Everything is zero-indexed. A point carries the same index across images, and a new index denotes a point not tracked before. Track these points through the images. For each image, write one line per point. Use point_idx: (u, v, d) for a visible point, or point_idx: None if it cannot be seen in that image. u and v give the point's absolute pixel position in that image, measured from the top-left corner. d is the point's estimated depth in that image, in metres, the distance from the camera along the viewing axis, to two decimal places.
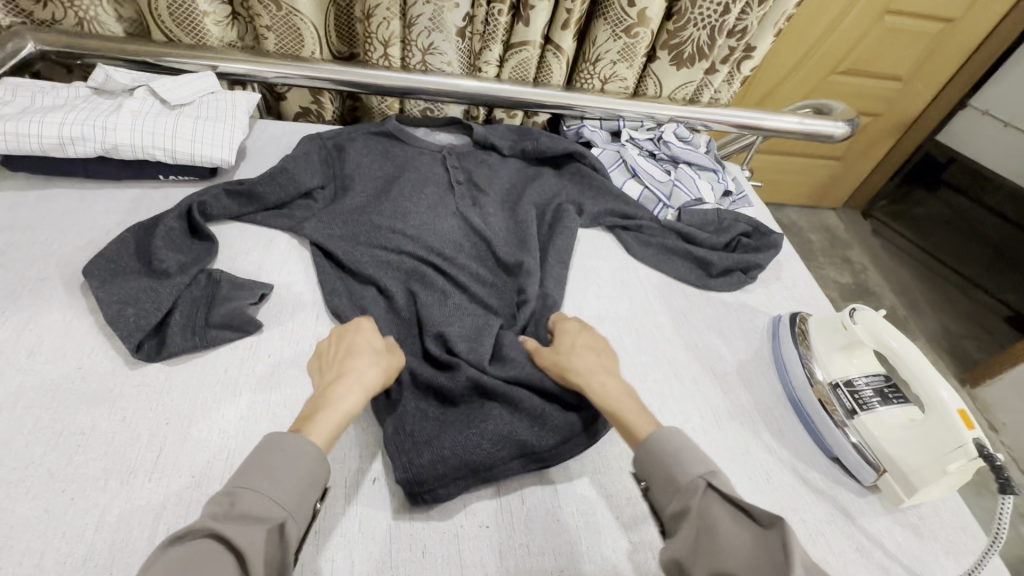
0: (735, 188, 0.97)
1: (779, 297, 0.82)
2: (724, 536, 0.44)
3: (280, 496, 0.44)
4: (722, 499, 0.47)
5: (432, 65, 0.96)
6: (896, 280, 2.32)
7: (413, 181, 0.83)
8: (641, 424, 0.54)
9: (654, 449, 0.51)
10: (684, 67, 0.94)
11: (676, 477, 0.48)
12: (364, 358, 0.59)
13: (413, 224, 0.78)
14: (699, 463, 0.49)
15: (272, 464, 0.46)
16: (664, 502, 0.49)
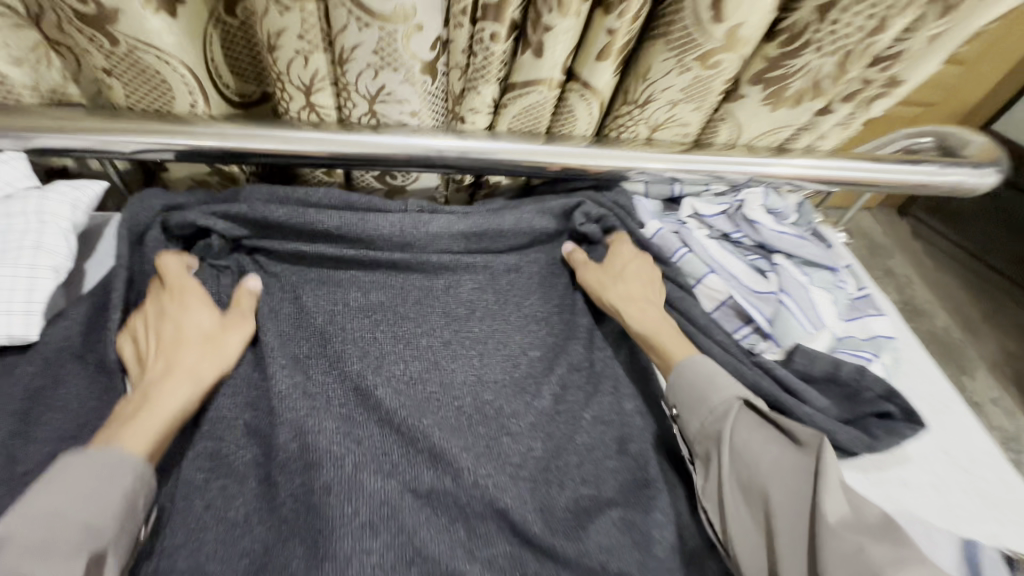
0: (856, 286, 0.65)
1: (962, 497, 0.51)
2: (765, 466, 0.43)
3: (91, 515, 0.36)
4: (753, 416, 0.47)
5: (385, 116, 0.61)
6: (944, 293, 2.04)
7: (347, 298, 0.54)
8: (675, 348, 0.54)
9: (685, 372, 0.51)
10: (782, 107, 0.60)
11: (710, 401, 0.48)
12: (191, 347, 0.47)
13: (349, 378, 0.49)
14: (730, 387, 0.49)
15: (69, 478, 0.37)
16: (694, 424, 0.49)
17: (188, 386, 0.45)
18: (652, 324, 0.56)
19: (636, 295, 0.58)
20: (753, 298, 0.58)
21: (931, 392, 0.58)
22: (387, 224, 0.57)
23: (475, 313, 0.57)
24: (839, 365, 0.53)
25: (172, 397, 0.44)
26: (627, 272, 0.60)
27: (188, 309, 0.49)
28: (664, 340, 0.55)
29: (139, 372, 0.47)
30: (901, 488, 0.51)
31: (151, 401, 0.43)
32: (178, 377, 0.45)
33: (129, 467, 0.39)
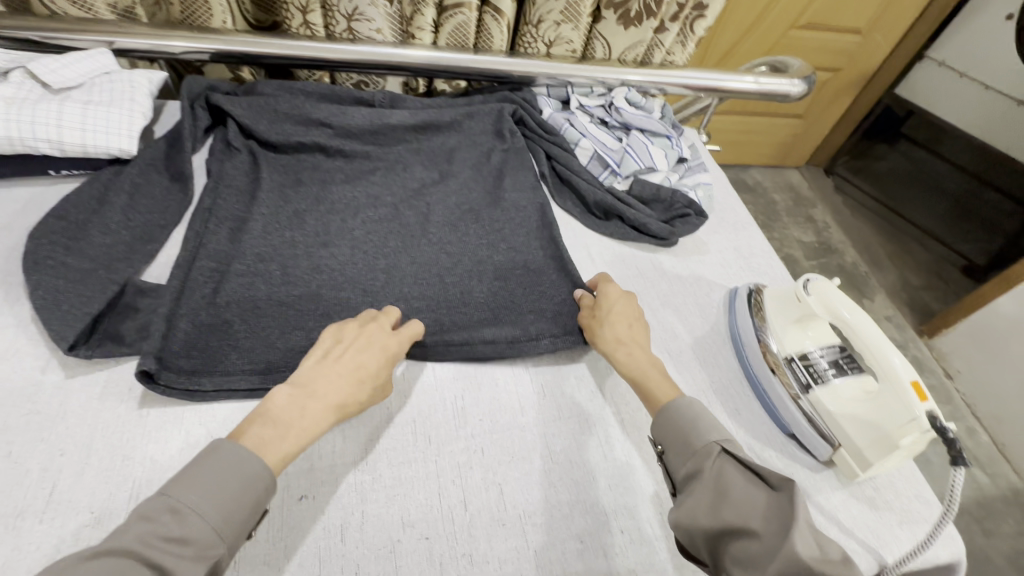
0: (691, 154, 0.92)
1: (736, 269, 0.79)
2: (740, 491, 0.45)
3: (217, 522, 0.40)
4: (734, 465, 0.47)
5: (360, 32, 0.87)
6: (858, 238, 2.35)
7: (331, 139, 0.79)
8: (663, 391, 0.55)
9: (671, 410, 0.52)
10: (631, 26, 0.88)
11: (693, 444, 0.49)
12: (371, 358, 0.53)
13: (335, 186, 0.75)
14: (714, 432, 0.50)
15: (213, 472, 0.42)
16: (679, 467, 0.49)
17: (331, 413, 0.49)
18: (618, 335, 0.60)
19: (626, 314, 0.62)
20: (610, 152, 0.86)
21: (732, 218, 0.87)
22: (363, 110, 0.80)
23: (422, 154, 0.82)
24: (660, 188, 0.81)
25: (321, 415, 0.48)
26: (631, 325, 0.61)
27: (379, 348, 0.54)
28: (653, 383, 0.55)
29: (336, 363, 0.52)
30: (698, 264, 0.79)
31: (306, 418, 0.47)
32: (314, 416, 0.48)
33: (262, 473, 0.43)
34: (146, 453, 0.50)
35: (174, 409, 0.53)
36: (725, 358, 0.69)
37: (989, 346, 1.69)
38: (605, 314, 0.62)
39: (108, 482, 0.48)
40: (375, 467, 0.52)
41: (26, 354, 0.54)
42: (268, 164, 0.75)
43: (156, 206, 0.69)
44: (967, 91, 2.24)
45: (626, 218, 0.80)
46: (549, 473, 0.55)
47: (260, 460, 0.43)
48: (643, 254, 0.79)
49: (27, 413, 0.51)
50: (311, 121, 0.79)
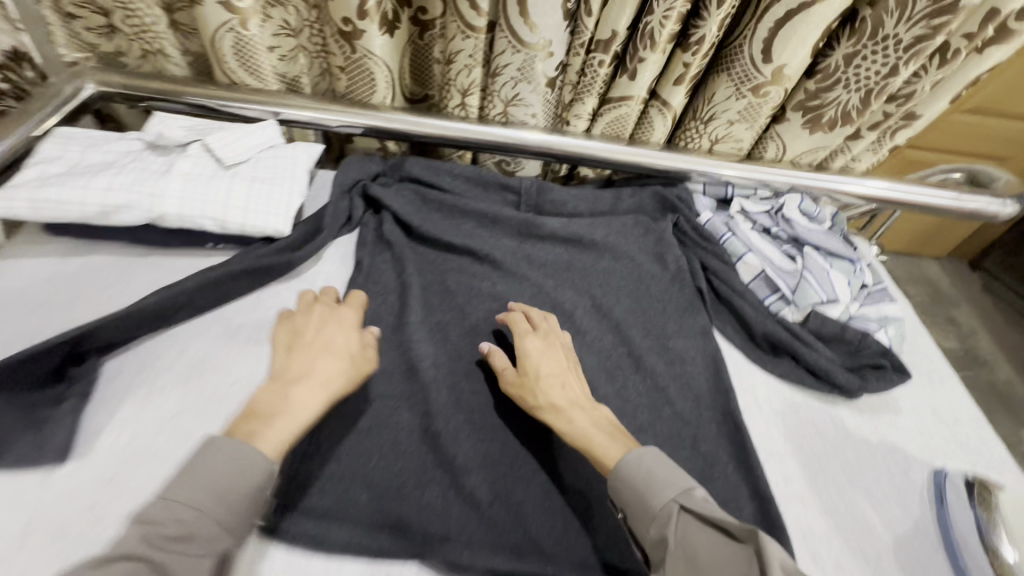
0: (873, 279, 0.79)
1: (941, 442, 0.64)
2: (707, 560, 0.41)
3: (213, 511, 0.40)
4: (699, 521, 0.44)
5: (514, 116, 0.84)
6: (1013, 350, 2.01)
7: (478, 238, 0.76)
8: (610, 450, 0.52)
9: (620, 479, 0.49)
10: (819, 130, 0.77)
11: (651, 508, 0.46)
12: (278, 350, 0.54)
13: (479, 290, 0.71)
14: (671, 487, 0.47)
15: (213, 472, 0.42)
16: (644, 529, 0.46)
17: (320, 401, 0.50)
18: (554, 371, 0.58)
19: (549, 374, 0.58)
20: (782, 274, 0.74)
21: (929, 367, 0.72)
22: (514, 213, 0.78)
23: (566, 262, 0.77)
24: (845, 328, 0.68)
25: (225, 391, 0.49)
26: (561, 385, 0.58)
27: (338, 327, 0.57)
28: (598, 449, 0.52)
29: (336, 347, 0.55)
30: (889, 427, 0.65)
31: (285, 419, 0.47)
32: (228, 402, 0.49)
33: (259, 465, 0.43)
34: None
35: (298, 550, 0.48)
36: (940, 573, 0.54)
37: None
38: (539, 370, 0.58)
39: None
40: None
41: (164, 459, 0.51)
42: (413, 259, 0.72)
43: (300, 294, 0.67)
44: None
45: (799, 358, 0.68)
46: None
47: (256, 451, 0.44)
48: (818, 405, 0.67)
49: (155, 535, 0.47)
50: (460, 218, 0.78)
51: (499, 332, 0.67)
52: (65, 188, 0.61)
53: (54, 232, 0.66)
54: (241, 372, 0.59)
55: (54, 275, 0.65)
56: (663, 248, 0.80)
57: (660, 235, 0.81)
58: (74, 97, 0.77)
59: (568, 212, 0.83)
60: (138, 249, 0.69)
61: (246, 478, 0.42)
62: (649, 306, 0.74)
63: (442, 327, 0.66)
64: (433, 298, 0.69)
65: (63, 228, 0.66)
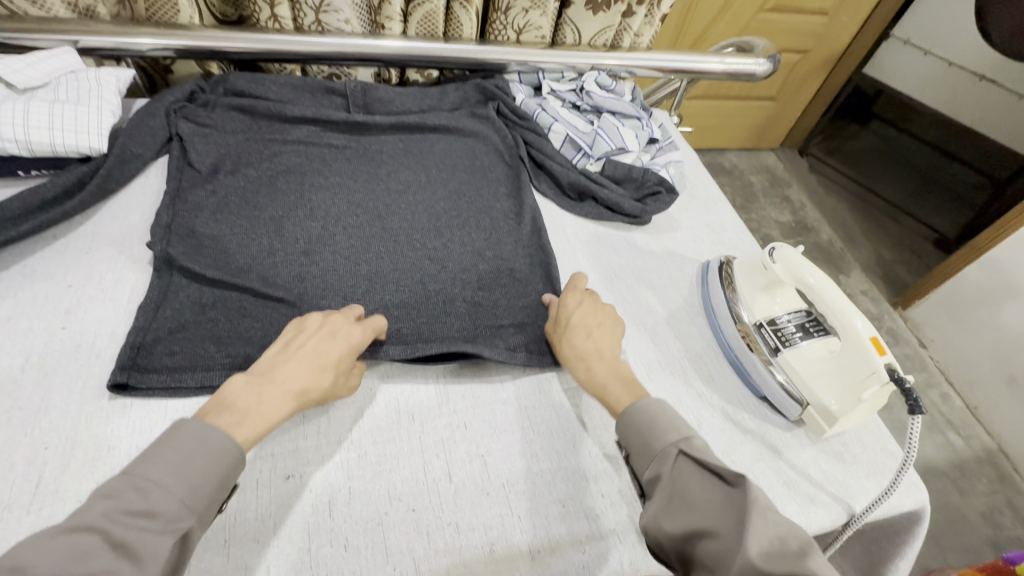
0: (662, 134, 0.94)
1: (709, 244, 0.81)
2: (699, 495, 0.45)
3: (187, 493, 0.41)
4: (692, 463, 0.48)
5: (328, 25, 0.88)
6: (834, 216, 2.40)
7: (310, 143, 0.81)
8: (620, 396, 0.56)
9: (627, 421, 0.52)
10: (600, 11, 0.92)
11: (653, 447, 0.50)
12: (336, 344, 0.55)
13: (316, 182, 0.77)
14: (673, 431, 0.50)
15: (178, 447, 0.42)
16: (642, 467, 0.50)
17: (292, 398, 0.50)
18: (588, 317, 0.63)
19: (583, 325, 0.62)
20: (582, 134, 0.87)
21: (705, 194, 0.89)
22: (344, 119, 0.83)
23: (396, 148, 0.83)
24: (632, 168, 0.83)
25: (279, 401, 0.49)
26: (587, 335, 0.61)
27: (344, 339, 0.55)
28: (611, 395, 0.56)
29: (283, 340, 0.54)
30: (671, 240, 0.81)
31: (266, 406, 0.48)
32: (313, 372, 0.52)
33: (222, 449, 0.44)
34: (132, 441, 0.51)
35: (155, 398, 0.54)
36: (700, 329, 0.71)
37: (962, 315, 1.77)
38: (581, 335, 0.61)
39: (93, 473, 0.49)
40: (360, 446, 0.55)
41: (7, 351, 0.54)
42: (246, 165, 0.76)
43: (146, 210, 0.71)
44: (933, 66, 2.26)
45: (598, 199, 0.82)
46: (530, 443, 0.58)
47: (229, 435, 0.45)
48: (618, 234, 0.81)
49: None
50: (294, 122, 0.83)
51: (380, 202, 0.76)
52: None
53: None
54: (71, 270, 0.62)
55: None
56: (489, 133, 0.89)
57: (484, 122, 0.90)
58: None
59: (396, 110, 0.88)
60: None
61: (176, 444, 0.43)
62: (476, 176, 0.83)
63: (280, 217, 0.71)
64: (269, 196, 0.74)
65: None
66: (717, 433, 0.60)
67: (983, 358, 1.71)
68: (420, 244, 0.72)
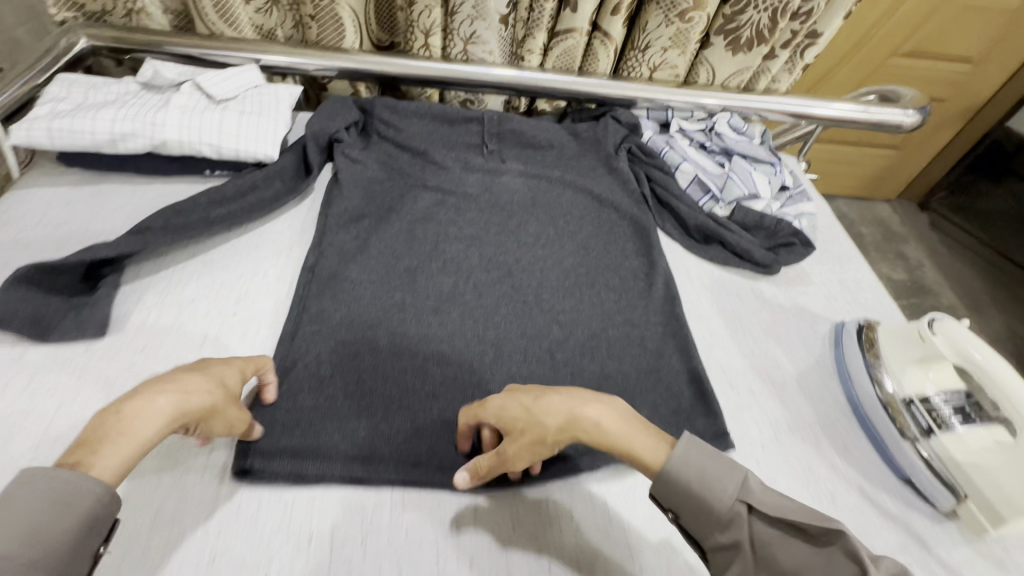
0: (793, 182, 0.91)
1: (843, 303, 0.77)
2: (784, 556, 0.44)
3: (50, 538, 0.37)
4: (768, 524, 0.46)
5: (473, 54, 0.93)
6: (957, 279, 2.18)
7: (448, 166, 0.86)
8: (646, 453, 0.49)
9: (674, 481, 0.47)
10: (740, 52, 0.88)
11: (717, 516, 0.46)
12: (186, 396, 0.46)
13: (452, 204, 0.81)
14: (729, 485, 0.47)
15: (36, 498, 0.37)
16: (700, 530, 0.48)
17: (164, 422, 0.44)
18: (540, 399, 0.51)
19: (540, 407, 0.50)
20: (711, 178, 0.86)
21: (839, 248, 0.84)
22: (481, 161, 0.88)
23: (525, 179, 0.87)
24: (763, 217, 0.80)
25: (155, 413, 0.43)
26: (557, 394, 0.51)
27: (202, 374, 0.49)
28: (635, 447, 0.49)
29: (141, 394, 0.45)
30: (801, 295, 0.77)
31: (142, 421, 0.43)
32: (171, 418, 0.44)
33: (91, 494, 0.39)
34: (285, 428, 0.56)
35: None
36: (832, 394, 0.67)
37: None
38: (525, 402, 0.50)
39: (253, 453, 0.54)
40: None
41: (189, 330, 0.61)
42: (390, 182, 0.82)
43: (303, 214, 0.78)
44: None
45: (726, 244, 0.79)
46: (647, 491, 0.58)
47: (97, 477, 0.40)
48: (743, 282, 0.78)
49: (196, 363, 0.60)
50: (434, 145, 0.88)
51: (508, 228, 0.79)
52: (76, 119, 0.70)
53: (68, 163, 0.74)
54: (242, 264, 0.69)
55: (69, 201, 0.73)
56: (616, 171, 0.90)
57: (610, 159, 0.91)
58: (70, 50, 0.85)
59: (527, 139, 0.91)
60: (142, 178, 0.78)
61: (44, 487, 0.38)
62: (599, 210, 0.84)
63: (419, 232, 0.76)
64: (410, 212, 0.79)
65: (76, 158, 0.74)
66: (856, 510, 0.56)
67: None
68: (545, 272, 0.74)
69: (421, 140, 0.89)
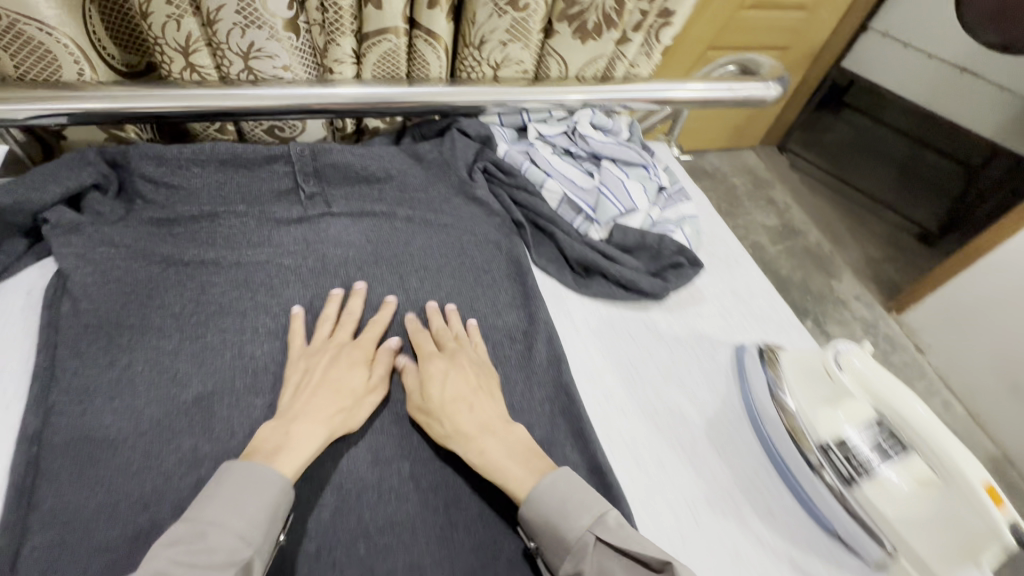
0: (669, 181, 0.82)
1: (738, 318, 0.69)
2: None
3: (241, 530, 0.41)
4: (610, 550, 0.45)
5: (262, 73, 0.70)
6: (818, 215, 2.35)
7: (253, 228, 0.65)
8: (518, 480, 0.49)
9: (534, 517, 0.47)
10: (589, 40, 0.77)
11: (567, 539, 0.45)
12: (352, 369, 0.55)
13: (262, 283, 0.61)
14: (584, 514, 0.46)
15: (229, 485, 0.43)
16: (556, 570, 0.46)
17: (323, 429, 0.50)
18: (314, 407, 0.51)
19: (454, 398, 0.54)
20: (581, 193, 0.73)
21: (724, 249, 0.77)
22: (295, 210, 0.68)
23: (361, 228, 0.69)
24: (644, 234, 0.70)
25: (313, 435, 0.49)
26: (469, 408, 0.53)
27: (347, 361, 0.55)
28: (512, 483, 0.49)
29: (302, 365, 0.55)
30: (695, 317, 0.68)
31: (295, 438, 0.48)
32: (320, 384, 0.53)
33: (272, 484, 0.44)
34: None
35: None
36: (746, 440, 0.58)
37: (958, 319, 1.71)
38: (437, 396, 0.54)
39: None
40: None
41: None
42: (167, 268, 0.60)
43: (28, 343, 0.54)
44: (909, 60, 2.20)
45: (608, 274, 0.68)
46: None
47: (270, 469, 0.45)
48: (632, 315, 0.68)
49: (232, 564, 0.40)
50: (228, 203, 0.67)
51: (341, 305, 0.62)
52: None
53: None
54: None
55: None
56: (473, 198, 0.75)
57: (463, 185, 0.75)
58: None
59: (355, 174, 0.72)
60: None
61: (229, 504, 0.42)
62: (458, 256, 0.69)
63: (216, 338, 0.56)
64: (202, 309, 0.58)
65: None
66: None
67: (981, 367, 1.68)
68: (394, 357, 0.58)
69: (209, 198, 0.66)
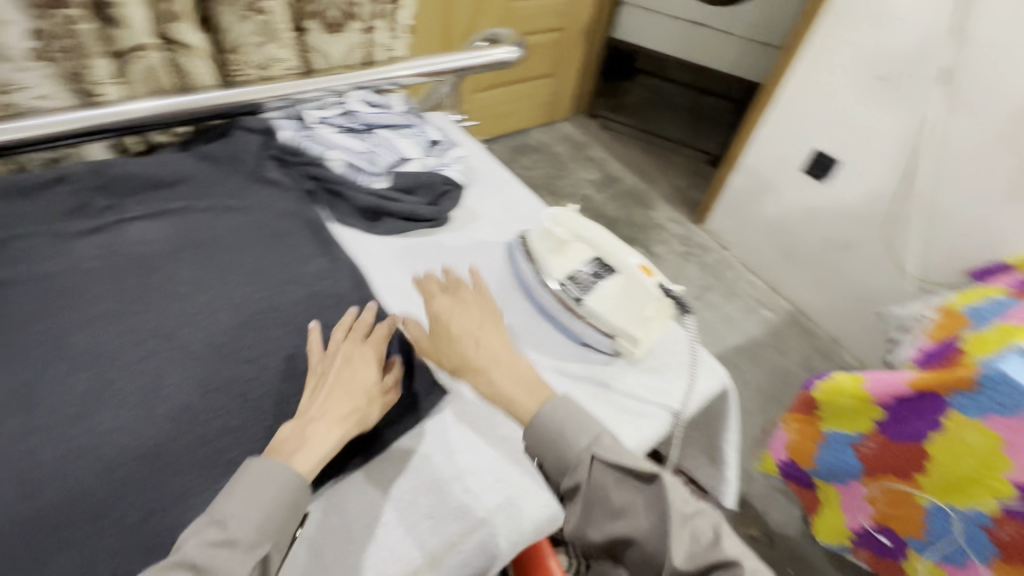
0: (441, 135, 0.97)
1: (506, 224, 0.88)
2: (617, 495, 0.50)
3: (251, 525, 0.47)
4: (608, 467, 0.50)
5: (19, 106, 0.74)
6: (632, 163, 2.73)
7: (46, 243, 0.69)
8: (525, 403, 0.55)
9: (536, 431, 0.53)
10: (338, 32, 0.93)
11: (567, 455, 0.51)
12: (365, 360, 0.61)
13: (64, 286, 0.66)
14: (582, 436, 0.52)
15: (243, 490, 0.48)
16: (556, 473, 0.52)
17: (338, 428, 0.55)
18: (357, 385, 0.58)
19: (462, 334, 0.60)
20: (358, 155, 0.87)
21: (491, 176, 0.96)
22: (85, 222, 0.73)
23: (161, 223, 0.76)
24: (417, 175, 0.85)
25: (331, 431, 0.54)
26: (477, 343, 0.59)
27: (363, 359, 0.61)
28: (517, 403, 0.55)
29: (320, 368, 0.60)
30: (472, 229, 0.85)
31: (320, 437, 0.53)
32: (359, 374, 0.59)
33: (286, 474, 0.49)
34: None
35: None
36: (519, 303, 0.75)
37: (739, 214, 2.06)
38: (451, 331, 0.60)
39: None
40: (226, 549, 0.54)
41: None
42: None
43: None
44: (660, 23, 2.62)
45: (394, 213, 0.83)
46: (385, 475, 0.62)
47: (287, 465, 0.50)
48: (421, 240, 0.83)
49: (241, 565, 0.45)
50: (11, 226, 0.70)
51: (151, 288, 0.68)
52: None
53: None
54: None
55: None
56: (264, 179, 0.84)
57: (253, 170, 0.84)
58: None
59: (145, 181, 0.79)
60: None
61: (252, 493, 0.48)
62: (260, 228, 0.78)
63: (25, 338, 0.61)
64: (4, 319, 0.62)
65: None
66: (555, 389, 0.67)
67: (764, 244, 2.01)
68: (209, 314, 0.67)
69: None
